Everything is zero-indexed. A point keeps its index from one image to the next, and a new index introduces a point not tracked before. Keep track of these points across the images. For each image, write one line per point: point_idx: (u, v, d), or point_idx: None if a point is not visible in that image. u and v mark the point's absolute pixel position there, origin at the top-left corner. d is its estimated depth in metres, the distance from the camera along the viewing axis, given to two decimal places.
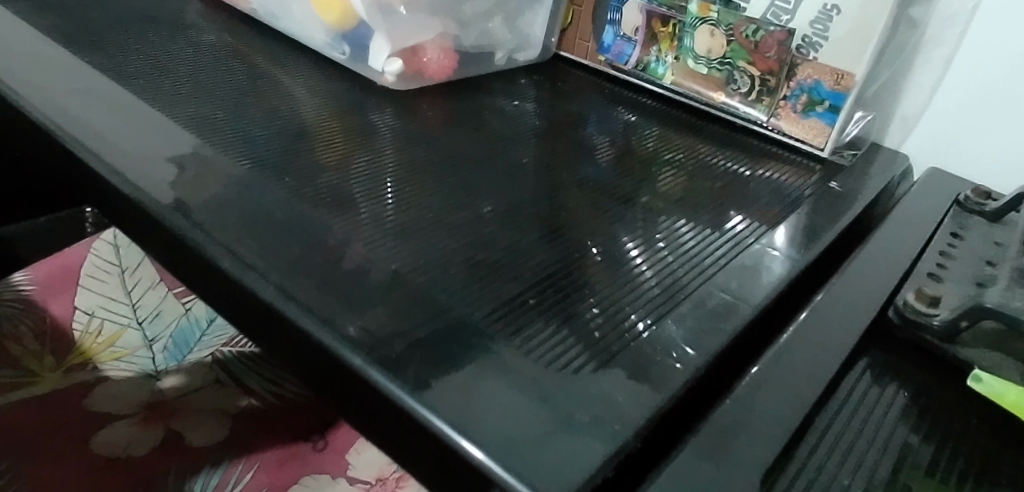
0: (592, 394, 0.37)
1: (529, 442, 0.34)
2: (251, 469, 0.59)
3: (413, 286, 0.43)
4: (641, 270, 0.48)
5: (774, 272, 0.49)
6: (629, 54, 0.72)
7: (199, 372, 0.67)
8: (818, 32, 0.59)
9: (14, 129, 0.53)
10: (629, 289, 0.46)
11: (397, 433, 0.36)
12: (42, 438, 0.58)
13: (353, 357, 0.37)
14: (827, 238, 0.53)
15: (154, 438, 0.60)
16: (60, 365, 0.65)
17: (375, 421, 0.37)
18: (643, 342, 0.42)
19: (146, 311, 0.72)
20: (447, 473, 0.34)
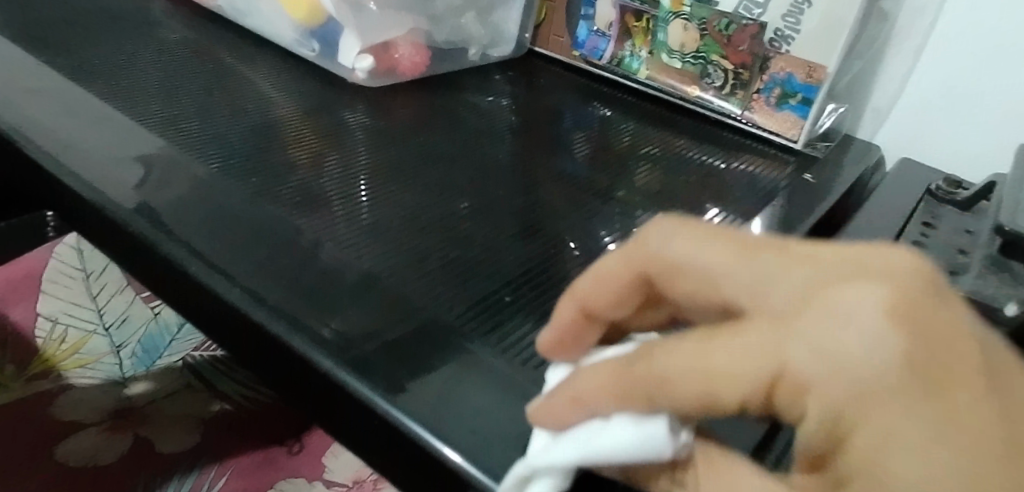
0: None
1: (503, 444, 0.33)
2: (225, 474, 0.57)
3: (390, 284, 0.42)
4: None
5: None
6: (603, 50, 0.71)
7: (168, 377, 0.64)
8: (790, 25, 0.59)
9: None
10: None
11: (371, 435, 0.35)
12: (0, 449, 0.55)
13: (325, 360, 0.36)
14: (804, 228, 0.53)
15: (122, 446, 0.57)
16: (22, 374, 0.62)
17: (353, 428, 0.36)
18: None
19: (113, 316, 0.69)
20: (420, 471, 0.34)
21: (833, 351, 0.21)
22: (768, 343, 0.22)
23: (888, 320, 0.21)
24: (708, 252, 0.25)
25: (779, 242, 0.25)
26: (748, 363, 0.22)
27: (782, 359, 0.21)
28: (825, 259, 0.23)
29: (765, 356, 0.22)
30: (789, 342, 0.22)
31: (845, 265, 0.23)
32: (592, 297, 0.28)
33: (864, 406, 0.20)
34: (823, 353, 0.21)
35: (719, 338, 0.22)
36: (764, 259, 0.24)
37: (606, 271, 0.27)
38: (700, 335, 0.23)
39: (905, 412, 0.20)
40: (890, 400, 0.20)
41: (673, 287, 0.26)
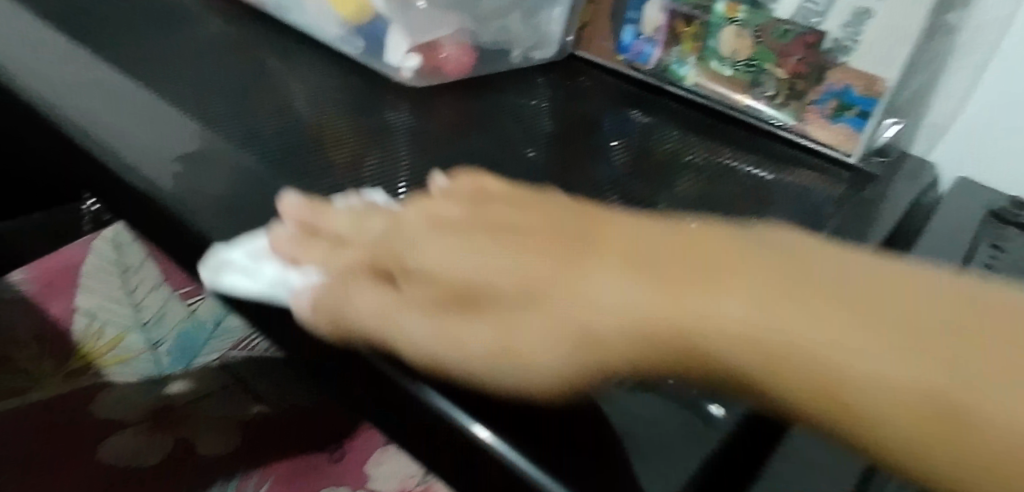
0: (636, 415, 0.34)
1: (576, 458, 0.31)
2: (269, 479, 0.55)
3: None
4: None
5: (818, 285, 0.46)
6: (649, 54, 0.70)
7: (207, 376, 0.60)
8: (849, 36, 0.57)
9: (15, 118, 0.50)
10: None
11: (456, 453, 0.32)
12: (40, 451, 0.53)
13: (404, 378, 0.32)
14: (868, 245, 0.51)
15: (163, 448, 0.54)
16: (60, 370, 0.58)
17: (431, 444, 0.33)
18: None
19: (151, 312, 0.64)
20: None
21: (435, 259, 0.34)
22: (547, 255, 0.32)
23: (432, 234, 0.35)
24: (392, 218, 0.38)
25: (460, 207, 0.38)
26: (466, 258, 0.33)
27: (409, 253, 0.35)
28: (469, 205, 0.38)
29: (374, 250, 0.36)
30: (414, 240, 0.35)
31: (584, 216, 0.34)
32: (324, 212, 0.40)
33: (425, 261, 0.34)
34: (543, 253, 0.32)
35: (347, 248, 0.37)
36: (450, 218, 0.37)
37: (368, 217, 0.39)
38: (396, 256, 0.35)
39: (436, 252, 0.34)
40: (461, 256, 0.33)
41: (381, 224, 0.38)
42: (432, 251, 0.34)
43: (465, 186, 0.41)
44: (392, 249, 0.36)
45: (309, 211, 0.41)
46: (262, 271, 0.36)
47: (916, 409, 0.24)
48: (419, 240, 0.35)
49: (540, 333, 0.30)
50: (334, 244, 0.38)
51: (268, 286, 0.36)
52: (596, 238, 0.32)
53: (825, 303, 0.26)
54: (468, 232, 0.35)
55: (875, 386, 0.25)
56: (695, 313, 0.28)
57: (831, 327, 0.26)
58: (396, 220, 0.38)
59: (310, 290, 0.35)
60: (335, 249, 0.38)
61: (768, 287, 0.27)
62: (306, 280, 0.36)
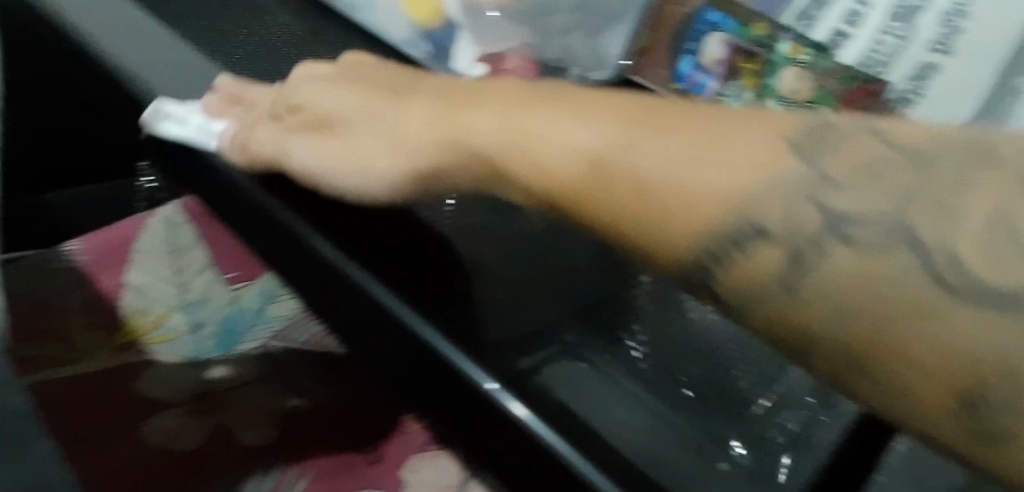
0: (665, 421, 0.44)
1: (600, 441, 0.38)
2: (305, 476, 0.55)
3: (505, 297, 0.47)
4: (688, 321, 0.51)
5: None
6: (706, 86, 0.66)
7: (249, 364, 0.60)
8: (915, 87, 0.61)
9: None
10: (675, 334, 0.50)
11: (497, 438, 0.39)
12: (92, 423, 0.54)
13: (483, 379, 0.39)
14: None
15: (205, 432, 0.56)
16: (110, 342, 0.60)
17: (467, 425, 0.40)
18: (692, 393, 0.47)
19: (194, 293, 0.62)
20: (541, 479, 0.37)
21: (323, 101, 0.48)
22: (515, 112, 0.39)
23: (352, 94, 0.48)
24: (325, 91, 0.49)
25: (360, 78, 0.50)
26: (492, 127, 0.40)
27: (313, 107, 0.48)
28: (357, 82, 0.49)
29: (320, 105, 0.48)
30: (333, 103, 0.47)
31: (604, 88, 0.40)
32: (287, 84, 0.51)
33: (329, 108, 0.47)
34: (595, 127, 0.36)
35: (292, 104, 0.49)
36: (337, 99, 0.48)
37: (300, 87, 0.50)
38: (314, 124, 0.48)
39: (332, 100, 0.48)
40: (361, 114, 0.46)
41: (307, 92, 0.49)
42: (320, 95, 0.48)
43: (329, 66, 0.52)
44: (298, 109, 0.49)
45: (263, 96, 0.52)
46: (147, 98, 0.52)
47: (733, 201, 0.31)
48: (477, 102, 0.42)
49: (375, 160, 0.44)
50: (267, 112, 0.50)
51: (194, 131, 0.50)
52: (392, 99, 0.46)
53: (715, 142, 0.33)
54: (345, 86, 0.49)
55: (717, 198, 0.32)
56: (571, 142, 0.36)
57: (658, 157, 0.34)
58: (316, 94, 0.48)
59: (256, 145, 0.48)
60: (258, 114, 0.50)
61: (631, 123, 0.35)
62: (226, 126, 0.50)
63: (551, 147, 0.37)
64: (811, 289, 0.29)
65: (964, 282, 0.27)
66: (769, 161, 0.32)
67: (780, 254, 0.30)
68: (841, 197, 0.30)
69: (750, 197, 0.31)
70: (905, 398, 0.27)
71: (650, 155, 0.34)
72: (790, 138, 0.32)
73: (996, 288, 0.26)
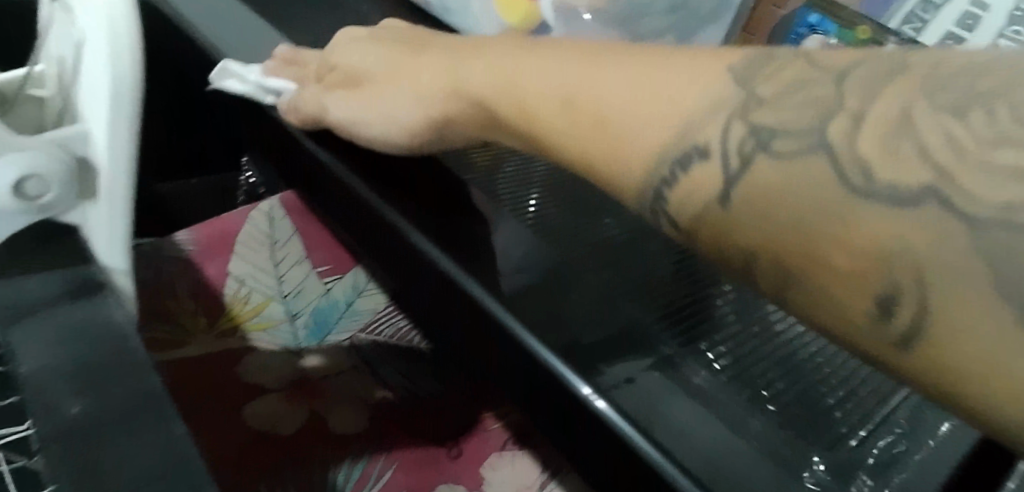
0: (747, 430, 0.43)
1: (665, 426, 0.41)
2: (393, 465, 0.55)
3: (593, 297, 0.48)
4: (779, 330, 0.50)
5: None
6: None
7: (340, 355, 0.61)
8: None
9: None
10: (762, 341, 0.49)
11: (565, 417, 0.42)
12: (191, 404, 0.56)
13: (579, 384, 0.41)
14: None
15: (299, 418, 0.56)
16: (213, 327, 0.61)
17: (542, 406, 0.43)
18: (777, 403, 0.45)
19: (291, 285, 0.65)
20: (618, 461, 0.40)
21: (360, 57, 0.54)
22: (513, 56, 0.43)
23: (389, 54, 0.52)
24: (372, 47, 0.54)
25: (386, 36, 0.55)
26: (532, 77, 0.40)
27: (346, 64, 0.54)
28: (398, 45, 0.53)
29: (354, 68, 0.54)
30: (371, 63, 0.53)
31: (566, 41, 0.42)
32: (336, 48, 0.56)
33: (370, 68, 0.53)
34: (576, 60, 0.38)
35: (338, 67, 0.55)
36: (367, 55, 0.54)
37: (342, 44, 0.56)
38: (353, 75, 0.53)
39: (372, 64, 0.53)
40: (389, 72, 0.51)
41: (353, 54, 0.55)
42: (361, 59, 0.54)
43: (367, 30, 0.57)
44: (342, 67, 0.54)
45: (312, 60, 0.57)
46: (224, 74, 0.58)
47: (642, 125, 0.34)
48: (548, 60, 0.40)
49: (400, 107, 0.49)
50: (313, 63, 0.57)
51: (253, 87, 0.57)
52: (447, 50, 0.49)
53: (650, 74, 0.34)
54: (383, 45, 0.54)
55: (633, 117, 0.34)
56: (560, 84, 0.38)
57: (608, 82, 0.36)
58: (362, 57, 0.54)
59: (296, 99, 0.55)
60: (314, 70, 0.56)
61: (585, 56, 0.38)
62: (285, 86, 0.56)
63: (539, 87, 0.39)
64: (737, 205, 0.30)
65: (870, 187, 0.27)
66: (681, 84, 0.33)
67: (717, 169, 0.31)
68: (767, 113, 0.31)
69: (688, 119, 0.32)
70: (830, 311, 0.28)
71: (613, 81, 0.35)
72: (736, 66, 0.32)
73: (924, 205, 0.26)
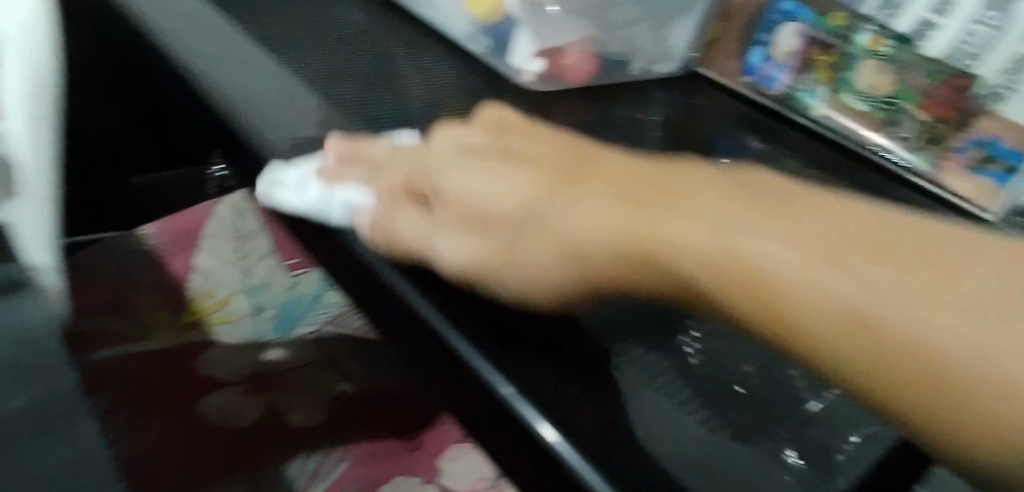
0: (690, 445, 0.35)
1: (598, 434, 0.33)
2: (348, 459, 0.56)
3: None
4: None
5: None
6: (776, 79, 0.67)
7: (304, 348, 0.62)
8: (1006, 85, 0.53)
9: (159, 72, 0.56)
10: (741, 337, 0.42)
11: (484, 421, 0.35)
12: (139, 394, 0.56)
13: (503, 383, 0.34)
14: None
15: (255, 411, 0.57)
16: (177, 321, 0.65)
17: (461, 409, 0.36)
18: (749, 401, 0.39)
19: (256, 279, 0.68)
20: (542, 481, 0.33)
21: (477, 162, 0.41)
22: (614, 201, 0.36)
23: (473, 153, 0.42)
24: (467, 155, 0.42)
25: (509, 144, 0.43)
26: (677, 242, 0.32)
27: (454, 188, 0.40)
28: (509, 144, 0.43)
29: (406, 168, 0.43)
30: (454, 163, 0.42)
31: (693, 170, 0.37)
32: (367, 146, 0.46)
33: (434, 172, 0.42)
34: (706, 220, 0.33)
35: (387, 161, 0.44)
36: (502, 167, 0.40)
37: (400, 154, 0.45)
38: (461, 180, 0.40)
39: (517, 176, 0.39)
40: (513, 170, 0.40)
41: (423, 164, 0.43)
42: (461, 176, 0.40)
43: (477, 130, 0.45)
44: (434, 168, 0.42)
45: (384, 154, 0.45)
46: (304, 189, 0.42)
47: (895, 353, 0.28)
48: (694, 212, 0.33)
49: (548, 263, 0.36)
50: (390, 158, 0.45)
51: (313, 200, 0.42)
52: (587, 169, 0.39)
53: (906, 277, 0.28)
54: (485, 160, 0.41)
55: (957, 346, 0.27)
56: (727, 245, 0.31)
57: (828, 278, 0.29)
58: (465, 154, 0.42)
59: (367, 210, 0.41)
60: (381, 171, 0.44)
61: (767, 224, 0.32)
62: (361, 198, 0.42)
63: (672, 244, 0.33)
64: (914, 415, 0.28)
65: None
66: (943, 312, 0.27)
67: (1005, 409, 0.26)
68: None
69: (972, 359, 0.26)
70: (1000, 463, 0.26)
71: (884, 296, 0.28)
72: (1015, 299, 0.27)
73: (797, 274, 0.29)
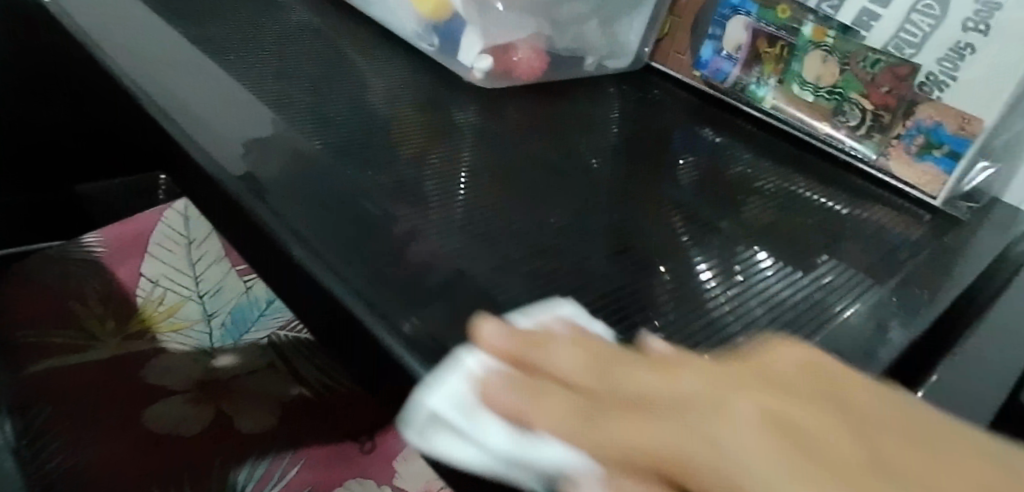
0: None
1: None
2: (298, 464, 0.59)
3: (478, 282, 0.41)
4: (717, 304, 0.44)
5: (889, 340, 0.42)
6: (727, 73, 0.67)
7: (254, 354, 0.66)
8: (946, 71, 0.54)
9: (93, 76, 0.55)
10: (703, 323, 0.42)
11: None
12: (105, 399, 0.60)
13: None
14: (951, 292, 0.47)
15: (206, 418, 0.60)
16: (121, 331, 0.66)
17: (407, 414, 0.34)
18: None
19: (209, 285, 0.72)
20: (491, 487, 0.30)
21: (641, 382, 0.30)
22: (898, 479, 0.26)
23: (762, 422, 0.27)
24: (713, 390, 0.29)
25: (671, 360, 0.31)
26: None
27: (638, 443, 0.27)
28: (655, 362, 0.31)
29: (585, 410, 0.28)
30: (665, 402, 0.29)
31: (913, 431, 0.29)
32: (547, 348, 0.31)
33: (612, 417, 0.28)
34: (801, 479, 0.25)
35: (538, 382, 0.30)
36: (766, 400, 0.29)
37: (570, 348, 0.31)
38: (629, 416, 0.28)
39: (694, 419, 0.27)
40: (750, 446, 0.26)
41: (610, 383, 0.30)
42: (694, 420, 0.27)
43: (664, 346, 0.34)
44: (658, 396, 0.29)
45: (514, 342, 0.31)
46: (481, 428, 0.28)
47: None
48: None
49: None
50: (557, 390, 0.29)
51: (471, 451, 0.28)
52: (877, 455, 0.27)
53: None
54: (760, 404, 0.28)
55: None
56: None
57: None
58: (646, 394, 0.29)
59: (578, 470, 0.27)
60: (591, 413, 0.28)
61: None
62: (560, 457, 0.27)
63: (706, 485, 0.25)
64: None
65: None
66: None
67: None
68: None
69: None
70: None
71: None
72: None
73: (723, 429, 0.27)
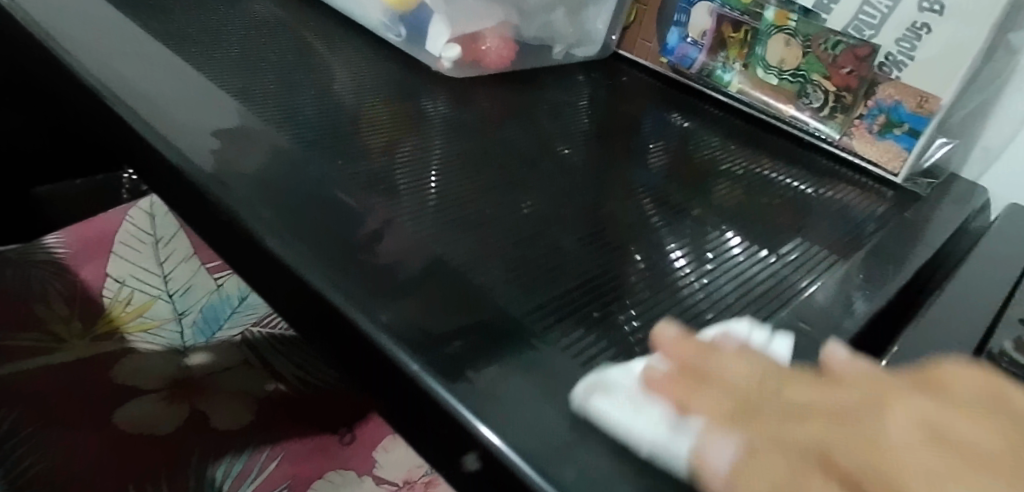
0: None
1: (522, 420, 0.31)
2: (276, 458, 0.59)
3: (453, 269, 0.41)
4: (687, 282, 0.44)
5: (855, 312, 0.43)
6: (693, 59, 0.68)
7: (229, 351, 0.66)
8: (904, 50, 0.56)
9: (51, 72, 0.53)
10: (674, 300, 0.42)
11: (409, 409, 0.33)
12: (76, 399, 0.59)
13: (410, 360, 0.33)
14: (914, 264, 0.49)
15: (181, 416, 0.59)
16: (88, 333, 0.64)
17: (389, 398, 0.34)
18: None
19: (178, 284, 0.71)
20: (476, 466, 0.31)
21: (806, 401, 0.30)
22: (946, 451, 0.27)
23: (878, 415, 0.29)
24: (823, 391, 0.31)
25: (839, 375, 0.32)
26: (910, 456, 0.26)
27: (806, 439, 0.28)
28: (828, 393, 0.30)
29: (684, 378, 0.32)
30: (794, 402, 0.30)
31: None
32: (708, 357, 0.32)
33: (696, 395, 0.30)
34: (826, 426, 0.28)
35: (687, 370, 0.32)
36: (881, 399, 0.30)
37: (732, 358, 0.32)
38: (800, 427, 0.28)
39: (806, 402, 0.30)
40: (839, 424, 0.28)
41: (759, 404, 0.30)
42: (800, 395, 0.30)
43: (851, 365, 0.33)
44: (828, 410, 0.29)
45: (685, 345, 0.33)
46: (650, 414, 0.30)
47: None
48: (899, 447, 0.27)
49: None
50: (715, 384, 0.31)
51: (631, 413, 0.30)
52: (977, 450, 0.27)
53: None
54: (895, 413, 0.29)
55: None
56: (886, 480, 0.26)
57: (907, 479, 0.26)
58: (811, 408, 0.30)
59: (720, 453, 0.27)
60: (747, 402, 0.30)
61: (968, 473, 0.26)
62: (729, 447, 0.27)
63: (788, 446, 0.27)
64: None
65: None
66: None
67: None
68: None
69: None
70: None
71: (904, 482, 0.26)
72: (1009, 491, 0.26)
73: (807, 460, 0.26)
